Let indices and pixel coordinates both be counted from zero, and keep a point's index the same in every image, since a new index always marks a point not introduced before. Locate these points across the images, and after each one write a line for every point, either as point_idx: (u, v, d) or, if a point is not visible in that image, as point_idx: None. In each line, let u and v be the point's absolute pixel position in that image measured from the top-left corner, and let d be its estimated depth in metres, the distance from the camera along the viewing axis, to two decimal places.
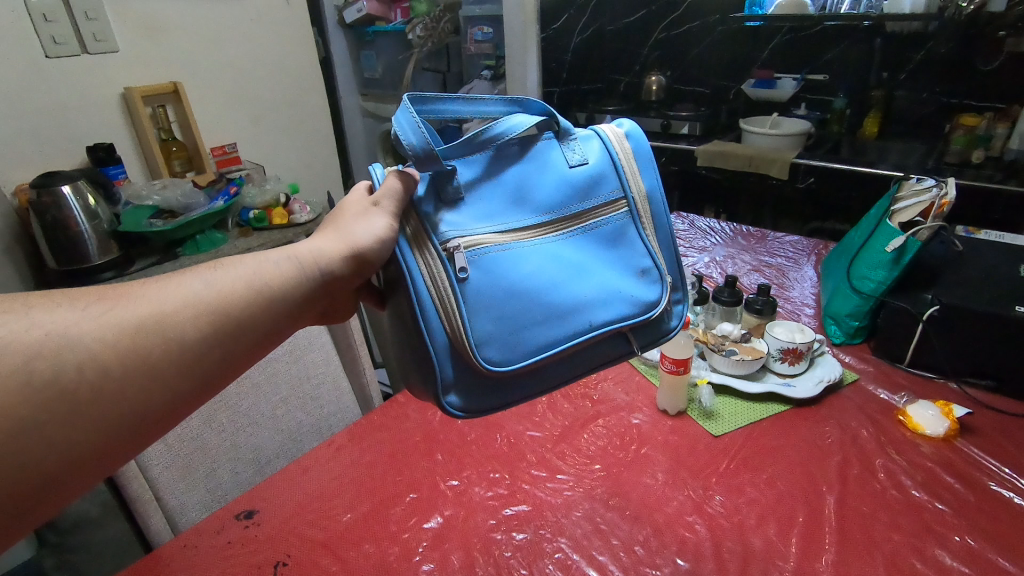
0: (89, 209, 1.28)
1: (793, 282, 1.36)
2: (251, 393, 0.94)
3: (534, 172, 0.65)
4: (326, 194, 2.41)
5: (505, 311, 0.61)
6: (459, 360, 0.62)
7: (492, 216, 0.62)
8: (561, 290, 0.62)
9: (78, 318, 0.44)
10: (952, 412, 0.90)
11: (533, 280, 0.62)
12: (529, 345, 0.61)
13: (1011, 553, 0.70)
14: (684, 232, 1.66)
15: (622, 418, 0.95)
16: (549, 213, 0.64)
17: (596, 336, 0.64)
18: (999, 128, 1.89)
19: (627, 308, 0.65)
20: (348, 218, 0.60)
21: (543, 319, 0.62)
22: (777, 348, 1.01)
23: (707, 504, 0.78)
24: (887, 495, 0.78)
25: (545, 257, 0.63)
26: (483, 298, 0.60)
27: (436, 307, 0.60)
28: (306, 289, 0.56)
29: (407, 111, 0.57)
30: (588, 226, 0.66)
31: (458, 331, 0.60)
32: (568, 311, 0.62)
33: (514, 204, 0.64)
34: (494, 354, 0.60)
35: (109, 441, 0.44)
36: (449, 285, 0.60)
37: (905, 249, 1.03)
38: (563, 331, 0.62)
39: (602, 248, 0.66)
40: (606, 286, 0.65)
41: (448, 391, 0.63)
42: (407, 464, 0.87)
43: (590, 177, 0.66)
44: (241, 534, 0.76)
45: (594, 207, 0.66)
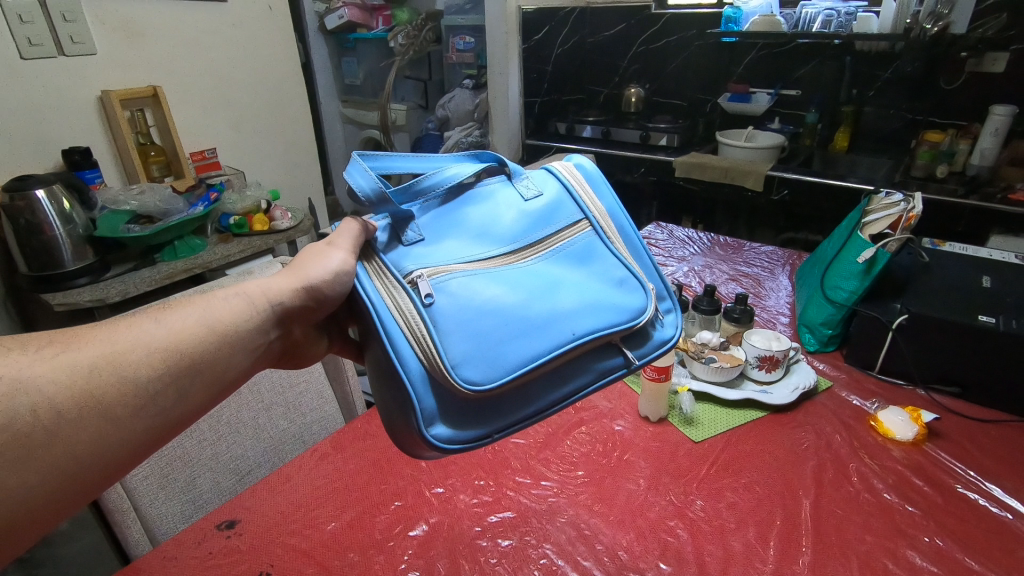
0: (64, 213, 1.25)
1: (768, 292, 1.40)
2: (233, 402, 0.93)
3: (492, 207, 0.66)
4: (307, 201, 2.40)
5: (479, 329, 0.57)
6: (438, 389, 0.58)
7: (455, 247, 0.62)
8: (535, 305, 0.59)
9: (30, 362, 0.43)
10: (919, 417, 0.94)
11: (504, 297, 0.59)
12: (510, 359, 0.56)
13: (977, 553, 0.73)
14: (663, 242, 1.69)
15: (604, 424, 0.96)
16: (514, 243, 0.64)
17: (583, 345, 0.59)
18: (962, 145, 1.97)
19: (612, 316, 0.61)
20: (303, 258, 0.62)
21: (521, 333, 0.57)
22: (754, 356, 1.03)
23: (689, 509, 0.79)
24: (860, 498, 0.81)
25: (514, 276, 0.61)
26: (454, 320, 0.57)
27: (406, 336, 0.57)
28: (260, 324, 0.57)
29: (357, 166, 0.58)
30: (556, 247, 0.65)
31: (432, 356, 0.55)
32: (545, 320, 0.58)
33: (475, 235, 0.63)
34: (473, 372, 0.55)
35: (62, 486, 0.43)
36: (417, 312, 0.57)
37: (876, 260, 1.07)
38: (545, 341, 0.58)
39: (574, 265, 0.65)
40: (585, 297, 0.62)
41: (432, 424, 0.57)
42: (391, 472, 0.86)
43: (548, 205, 0.67)
44: (223, 544, 0.75)
45: (558, 232, 0.66)
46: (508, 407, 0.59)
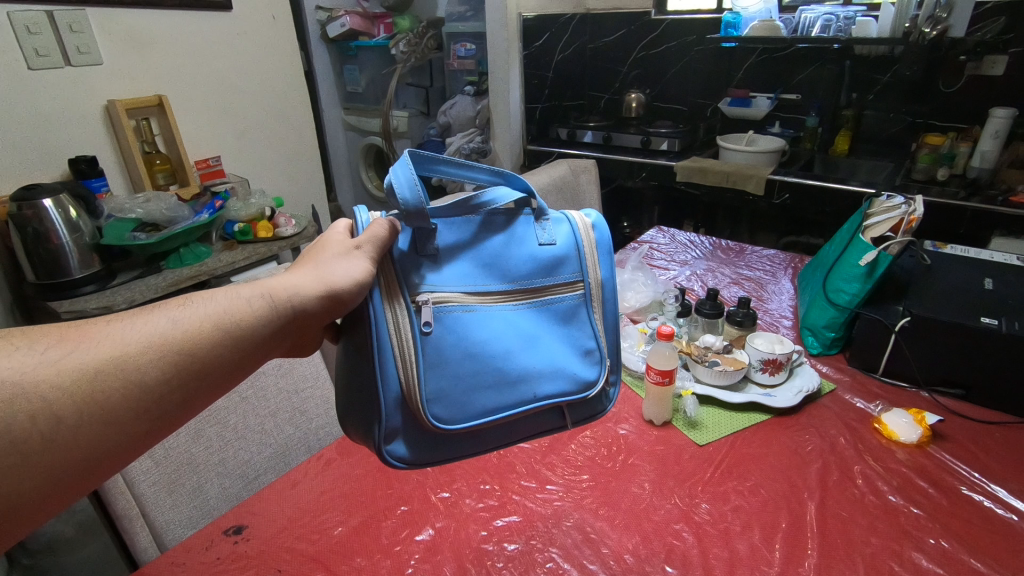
0: (70, 221, 1.25)
1: (770, 295, 1.40)
2: (240, 408, 0.93)
3: (506, 244, 0.64)
4: (310, 207, 2.41)
5: (459, 370, 0.60)
6: (408, 411, 0.61)
7: (461, 277, 0.62)
8: (512, 359, 0.62)
9: (35, 364, 0.43)
10: (924, 419, 0.94)
11: (489, 344, 0.61)
12: (476, 408, 0.60)
13: (982, 554, 0.73)
14: (665, 246, 1.70)
15: (609, 428, 0.97)
16: (511, 285, 0.64)
17: (538, 408, 0.63)
18: (962, 147, 1.97)
19: (570, 386, 0.65)
20: (329, 257, 0.59)
21: (491, 384, 0.61)
22: (757, 359, 1.04)
23: (694, 512, 0.80)
24: (865, 500, 0.81)
25: (502, 324, 0.62)
26: (439, 356, 0.60)
27: (394, 357, 0.59)
28: (278, 324, 0.55)
29: (406, 167, 0.57)
30: (546, 300, 0.66)
31: (412, 385, 0.59)
32: (517, 378, 0.62)
33: (483, 269, 0.63)
34: (443, 411, 0.59)
35: (59, 487, 0.43)
36: (412, 339, 0.59)
37: (878, 263, 1.07)
38: (511, 397, 0.62)
39: (556, 322, 0.66)
40: (556, 359, 0.65)
41: (391, 440, 0.61)
42: (397, 476, 0.87)
43: (556, 256, 0.66)
44: (230, 550, 0.75)
45: (553, 284, 0.66)
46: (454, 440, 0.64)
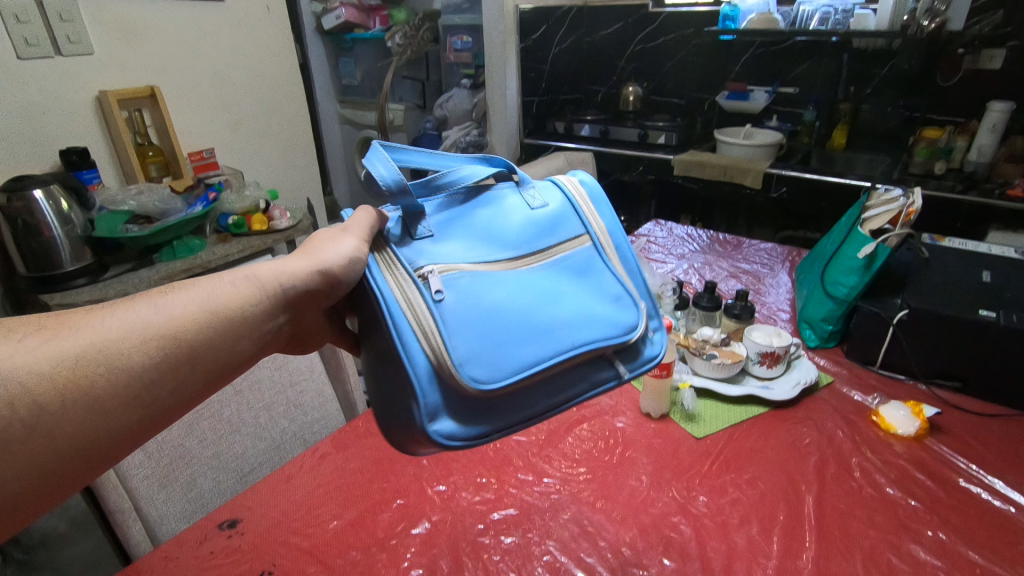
0: (62, 213, 1.24)
1: (768, 288, 1.40)
2: (234, 401, 0.92)
3: (499, 215, 0.65)
4: (305, 200, 2.39)
5: (485, 330, 0.57)
6: (443, 386, 0.57)
7: (464, 251, 0.62)
8: (537, 313, 0.60)
9: (13, 351, 0.42)
10: (921, 411, 0.94)
11: (508, 303, 0.59)
12: (513, 362, 0.57)
13: (980, 547, 0.72)
14: (662, 239, 1.69)
15: (606, 421, 0.96)
16: (517, 251, 0.63)
17: (580, 354, 0.59)
18: (960, 141, 1.96)
19: (606, 329, 0.62)
20: (312, 244, 0.60)
21: (522, 337, 0.58)
22: (755, 352, 1.03)
23: (692, 505, 0.79)
24: (863, 493, 0.81)
25: (517, 284, 0.61)
26: (461, 320, 0.57)
27: (414, 330, 0.57)
28: (267, 307, 0.55)
29: (379, 153, 0.57)
30: (556, 259, 0.65)
31: (440, 350, 0.56)
32: (547, 328, 0.59)
33: (482, 240, 0.63)
34: (480, 372, 0.56)
35: (45, 479, 0.42)
36: (427, 308, 0.57)
37: (876, 256, 1.06)
38: (547, 348, 0.58)
39: (573, 276, 0.65)
40: (583, 308, 0.62)
41: (435, 419, 0.57)
42: (392, 470, 0.86)
43: (552, 217, 0.67)
44: (225, 544, 0.74)
45: (558, 244, 0.66)
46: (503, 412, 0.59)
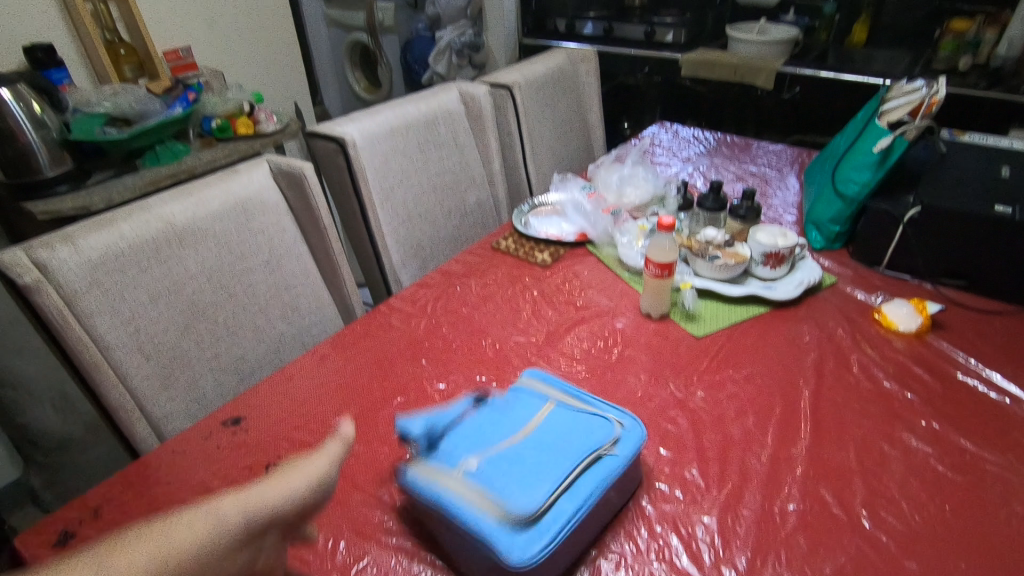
0: (35, 117, 1.18)
1: (775, 190, 1.36)
2: (229, 305, 0.91)
3: (495, 407, 0.68)
4: (293, 105, 2.28)
5: (516, 479, 0.58)
6: (504, 524, 0.55)
7: (482, 438, 0.63)
8: (548, 451, 0.60)
9: None
10: (925, 309, 0.93)
11: (523, 452, 0.60)
12: (548, 488, 0.57)
13: (972, 434, 0.74)
14: (667, 142, 1.63)
15: (606, 322, 0.96)
16: (518, 421, 0.65)
17: (594, 461, 0.60)
18: (989, 34, 1.84)
19: (604, 433, 0.63)
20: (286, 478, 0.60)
21: (547, 470, 0.58)
22: (759, 253, 1.01)
23: (689, 399, 0.80)
24: (860, 386, 0.82)
25: (526, 439, 0.62)
26: (494, 482, 0.58)
27: (459, 509, 0.56)
28: (253, 534, 0.53)
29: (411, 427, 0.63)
30: (550, 411, 0.66)
31: (489, 515, 0.55)
32: (563, 454, 0.60)
33: (493, 423, 0.65)
34: (529, 522, 0.55)
35: None
36: (463, 488, 0.57)
37: (893, 149, 1.02)
38: (568, 463, 0.59)
39: (564, 413, 0.66)
40: (582, 428, 0.63)
41: (512, 547, 0.53)
42: (393, 370, 0.87)
43: (530, 394, 0.70)
44: (230, 439, 0.76)
45: (545, 405, 0.68)
46: (563, 556, 0.58)
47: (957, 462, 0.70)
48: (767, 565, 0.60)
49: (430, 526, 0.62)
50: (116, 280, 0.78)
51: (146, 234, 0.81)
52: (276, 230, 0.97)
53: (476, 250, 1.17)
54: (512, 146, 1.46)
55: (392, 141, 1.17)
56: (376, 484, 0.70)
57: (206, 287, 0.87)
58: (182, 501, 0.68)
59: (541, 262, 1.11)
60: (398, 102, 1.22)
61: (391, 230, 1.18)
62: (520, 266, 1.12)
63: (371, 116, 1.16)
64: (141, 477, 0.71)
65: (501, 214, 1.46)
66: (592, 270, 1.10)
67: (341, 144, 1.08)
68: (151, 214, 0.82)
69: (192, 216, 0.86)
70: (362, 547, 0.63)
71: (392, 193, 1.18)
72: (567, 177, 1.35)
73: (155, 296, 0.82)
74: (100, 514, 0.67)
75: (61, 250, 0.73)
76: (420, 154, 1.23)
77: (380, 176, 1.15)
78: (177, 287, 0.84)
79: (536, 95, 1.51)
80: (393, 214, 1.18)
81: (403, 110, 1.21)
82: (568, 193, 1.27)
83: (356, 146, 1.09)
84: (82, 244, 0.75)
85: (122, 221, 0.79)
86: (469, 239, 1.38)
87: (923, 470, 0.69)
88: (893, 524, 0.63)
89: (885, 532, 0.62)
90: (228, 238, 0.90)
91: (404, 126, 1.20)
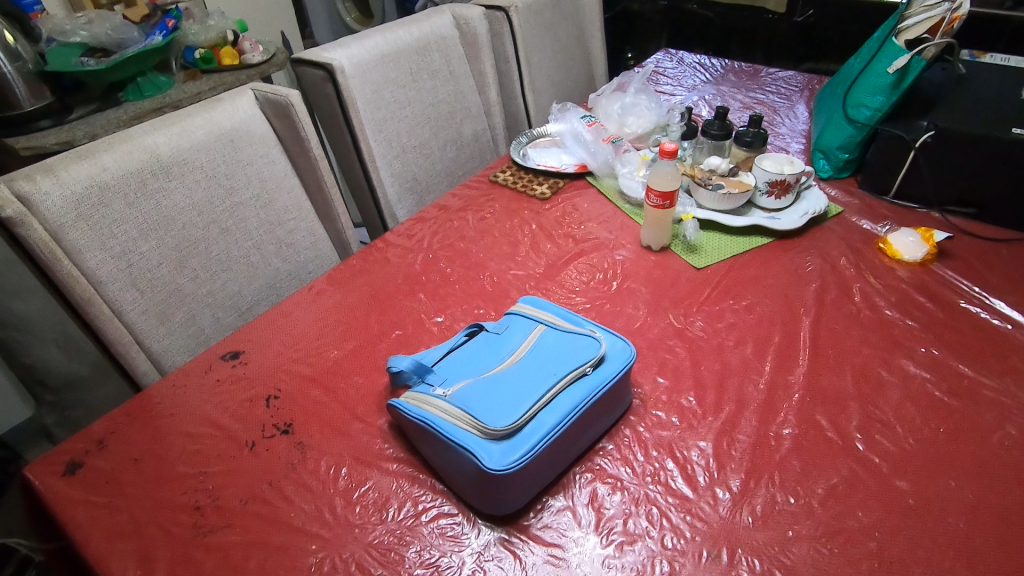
0: (8, 48, 1.12)
1: (783, 118, 1.31)
2: (222, 240, 0.89)
3: (485, 338, 0.71)
4: (280, 35, 2.18)
5: (496, 397, 0.60)
6: (483, 436, 0.57)
7: (468, 368, 0.65)
8: (530, 372, 0.62)
9: None
10: (932, 237, 0.91)
11: (506, 375, 0.63)
12: (526, 402, 0.59)
13: (971, 360, 0.73)
14: (671, 70, 1.56)
15: (605, 254, 0.94)
16: (503, 350, 0.67)
17: (575, 377, 0.62)
18: None
19: (589, 351, 0.64)
20: None
21: (526, 388, 0.60)
22: (764, 182, 0.98)
23: (689, 329, 0.80)
24: (861, 315, 0.81)
25: (510, 364, 0.64)
26: (475, 400, 0.60)
27: (442, 425, 0.58)
28: None
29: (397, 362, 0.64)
30: (535, 337, 0.68)
31: (469, 428, 0.57)
32: (543, 373, 0.62)
33: (479, 354, 0.68)
34: (507, 434, 0.57)
35: None
36: (445, 407, 0.60)
37: (909, 70, 0.97)
38: (547, 381, 0.61)
39: (552, 336, 0.68)
40: (565, 349, 0.65)
41: (490, 455, 0.55)
42: (390, 304, 0.86)
43: (519, 323, 0.72)
44: (229, 372, 0.76)
45: (532, 332, 0.69)
46: (548, 468, 0.60)
47: (954, 387, 0.70)
48: (761, 486, 0.61)
49: (429, 452, 0.62)
50: (102, 214, 0.76)
51: (130, 166, 0.78)
52: (265, 163, 0.94)
53: (474, 184, 1.14)
54: (509, 75, 1.40)
55: (382, 68, 1.12)
56: (375, 413, 0.70)
57: (197, 221, 0.86)
58: (185, 432, 0.69)
59: (540, 195, 1.09)
60: (388, 26, 1.15)
61: (385, 163, 1.15)
62: (519, 200, 1.09)
63: (360, 41, 1.10)
64: (143, 409, 0.72)
65: (499, 145, 1.42)
66: (592, 202, 1.07)
67: (329, 71, 1.03)
68: (133, 144, 0.79)
69: (176, 147, 0.83)
70: (363, 473, 0.64)
71: (385, 124, 1.14)
72: (566, 106, 1.26)
73: (144, 230, 0.80)
74: (105, 445, 0.68)
75: (43, 182, 0.71)
76: (413, 82, 1.18)
77: (371, 106, 1.11)
78: (166, 221, 0.82)
79: (534, 19, 1.43)
80: (387, 146, 1.15)
81: (393, 36, 1.15)
82: (568, 122, 1.19)
83: (345, 73, 1.05)
84: (64, 177, 0.73)
85: (104, 153, 0.77)
86: (466, 173, 1.35)
87: (920, 395, 0.69)
88: (887, 447, 0.64)
89: (878, 454, 0.63)
90: (216, 170, 0.88)
91: (395, 52, 1.15)
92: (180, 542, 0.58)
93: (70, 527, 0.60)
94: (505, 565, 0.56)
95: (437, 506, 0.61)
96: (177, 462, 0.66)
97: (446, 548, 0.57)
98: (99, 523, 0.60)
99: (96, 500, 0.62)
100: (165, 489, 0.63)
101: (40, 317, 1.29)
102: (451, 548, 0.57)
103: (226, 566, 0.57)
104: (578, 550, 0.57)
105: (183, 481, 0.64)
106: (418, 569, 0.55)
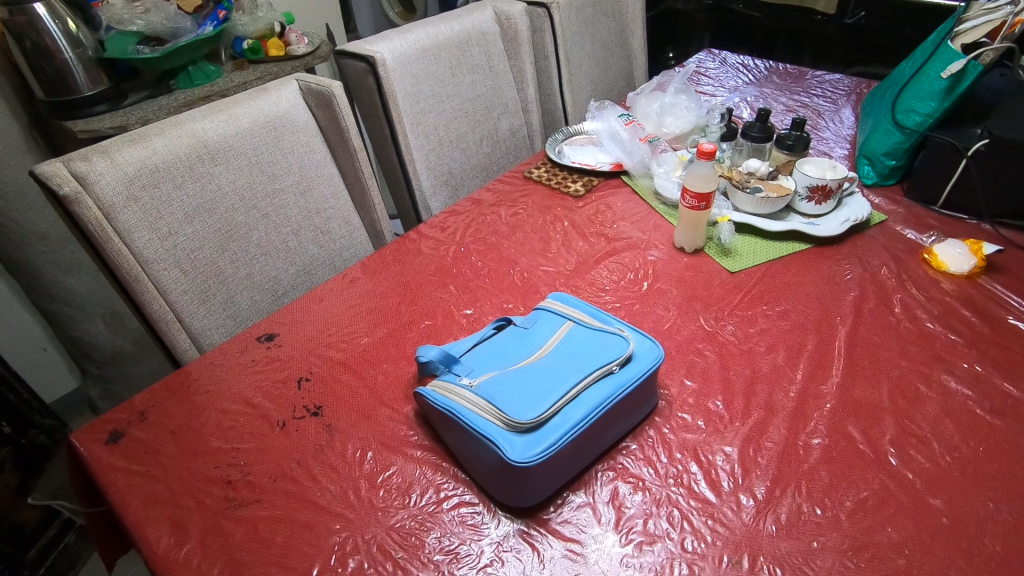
0: (70, 35, 1.16)
1: (827, 122, 1.27)
2: (262, 224, 0.92)
3: (512, 332, 0.71)
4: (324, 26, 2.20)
5: (520, 389, 0.60)
6: (506, 429, 0.57)
7: (494, 362, 0.66)
8: (555, 368, 0.63)
9: None
10: (981, 249, 0.87)
11: (531, 370, 0.63)
12: (549, 396, 0.59)
13: (1017, 379, 0.70)
14: (714, 70, 1.54)
15: (637, 254, 0.94)
16: (530, 345, 0.68)
17: (600, 374, 0.62)
18: None
19: (615, 350, 0.64)
20: None
21: (551, 382, 0.61)
22: (805, 186, 0.96)
23: (719, 333, 0.79)
24: (900, 326, 0.78)
25: (535, 359, 0.65)
26: (499, 391, 0.60)
27: (466, 413, 0.59)
28: None
29: (426, 351, 0.65)
30: (561, 333, 0.68)
31: (493, 418, 0.58)
32: (566, 370, 0.62)
33: (506, 349, 0.68)
34: (529, 426, 0.57)
35: None
36: (470, 397, 0.60)
37: (964, 75, 0.93)
38: (570, 378, 0.61)
39: (578, 333, 0.68)
40: (591, 347, 0.65)
41: (512, 447, 0.56)
42: (421, 295, 0.88)
43: (546, 319, 0.72)
44: (264, 353, 0.79)
45: (558, 328, 0.69)
46: (571, 463, 0.60)
47: (997, 406, 0.67)
48: (786, 495, 0.60)
49: (452, 441, 0.63)
50: (151, 195, 0.79)
51: (178, 150, 0.81)
52: (306, 151, 0.96)
53: (508, 179, 1.15)
54: (548, 72, 1.40)
55: (423, 62, 1.14)
56: (402, 400, 0.72)
57: (239, 205, 0.89)
58: (220, 409, 0.72)
59: (574, 193, 1.09)
60: (429, 21, 1.17)
61: (422, 155, 1.17)
62: (552, 197, 1.09)
63: (403, 35, 1.11)
64: (182, 385, 0.75)
65: (534, 142, 1.42)
66: (626, 201, 1.07)
67: (371, 64, 1.05)
68: (182, 129, 0.83)
69: (223, 132, 0.86)
70: (388, 458, 0.65)
71: (423, 117, 1.15)
72: (604, 104, 1.25)
73: (189, 212, 0.83)
74: (146, 417, 0.71)
75: (99, 163, 0.75)
76: (452, 77, 1.19)
77: (411, 99, 1.12)
78: (210, 204, 0.85)
79: (575, 16, 1.42)
80: (424, 138, 1.16)
81: (434, 30, 1.16)
82: (604, 121, 1.18)
83: (386, 66, 1.06)
84: (118, 158, 0.76)
85: (155, 136, 0.80)
86: (500, 168, 1.36)
87: (960, 412, 0.67)
88: (922, 463, 0.62)
89: (912, 470, 0.61)
90: (259, 157, 0.90)
91: (436, 47, 1.16)
92: (212, 513, 0.61)
93: (111, 491, 0.63)
94: (523, 556, 0.56)
95: (458, 494, 0.61)
96: (212, 437, 0.68)
97: (466, 536, 0.58)
98: (137, 490, 0.63)
99: (136, 469, 0.65)
100: (200, 462, 0.66)
101: (88, 294, 1.38)
102: (471, 536, 0.58)
103: (255, 539, 0.59)
104: (597, 546, 0.57)
105: (217, 455, 0.66)
106: (438, 555, 0.56)
